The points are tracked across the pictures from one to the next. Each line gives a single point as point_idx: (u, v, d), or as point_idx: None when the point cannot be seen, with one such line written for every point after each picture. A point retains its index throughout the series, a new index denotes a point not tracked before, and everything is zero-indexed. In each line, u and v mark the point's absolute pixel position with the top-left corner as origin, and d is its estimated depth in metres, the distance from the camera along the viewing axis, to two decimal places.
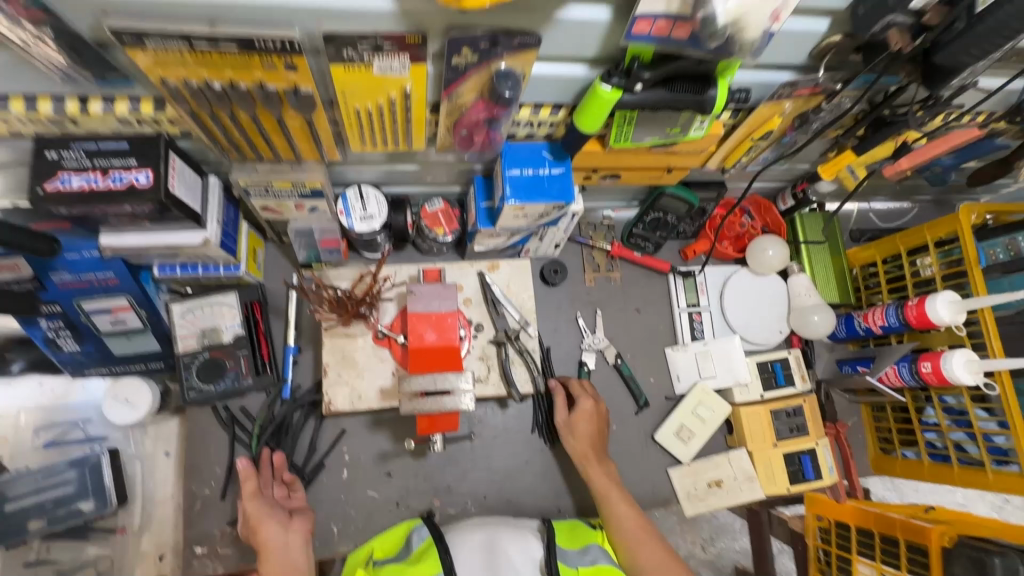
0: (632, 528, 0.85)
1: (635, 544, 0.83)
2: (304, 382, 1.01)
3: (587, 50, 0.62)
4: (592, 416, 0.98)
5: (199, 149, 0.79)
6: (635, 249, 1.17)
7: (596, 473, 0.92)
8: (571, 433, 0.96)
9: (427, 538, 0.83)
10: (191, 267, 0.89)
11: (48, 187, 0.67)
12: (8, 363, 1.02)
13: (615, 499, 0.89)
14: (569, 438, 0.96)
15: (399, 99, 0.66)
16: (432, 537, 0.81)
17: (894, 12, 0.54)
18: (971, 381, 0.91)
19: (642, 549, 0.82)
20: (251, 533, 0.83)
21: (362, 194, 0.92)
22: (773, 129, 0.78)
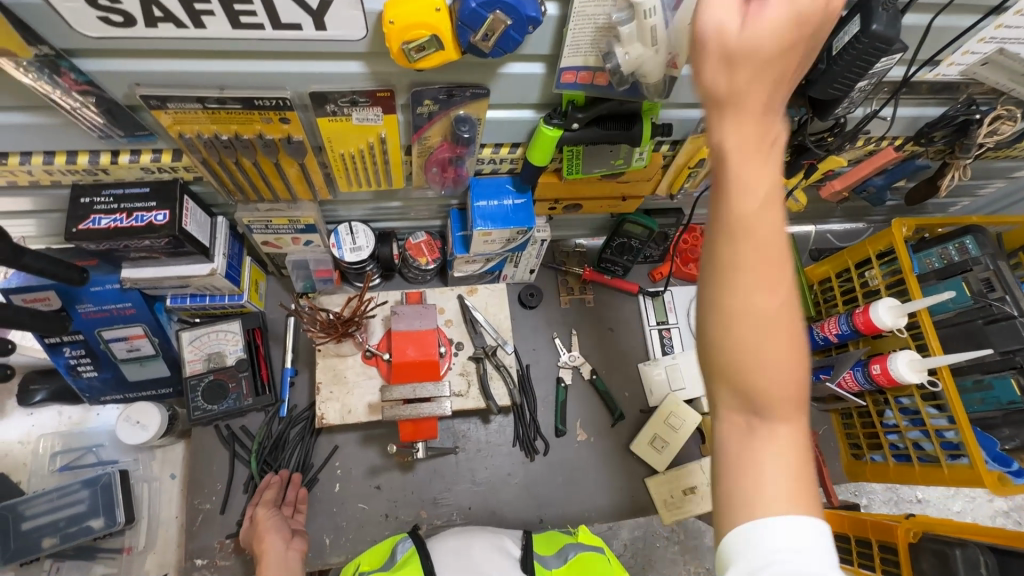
0: (761, 274, 0.44)
1: (744, 313, 0.44)
2: (300, 402, 1.09)
3: (530, 97, 0.75)
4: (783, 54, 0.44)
5: (208, 193, 0.91)
6: (605, 273, 1.27)
7: (738, 165, 0.45)
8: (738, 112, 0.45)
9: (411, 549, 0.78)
10: (200, 297, 1.00)
11: (82, 227, 0.79)
12: (31, 393, 1.11)
13: (748, 282, 0.44)
14: None
15: (377, 144, 0.78)
16: (415, 544, 0.78)
17: None
18: (915, 379, 0.98)
19: (758, 310, 0.44)
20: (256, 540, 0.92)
21: (351, 228, 1.04)
22: (705, 157, 0.90)
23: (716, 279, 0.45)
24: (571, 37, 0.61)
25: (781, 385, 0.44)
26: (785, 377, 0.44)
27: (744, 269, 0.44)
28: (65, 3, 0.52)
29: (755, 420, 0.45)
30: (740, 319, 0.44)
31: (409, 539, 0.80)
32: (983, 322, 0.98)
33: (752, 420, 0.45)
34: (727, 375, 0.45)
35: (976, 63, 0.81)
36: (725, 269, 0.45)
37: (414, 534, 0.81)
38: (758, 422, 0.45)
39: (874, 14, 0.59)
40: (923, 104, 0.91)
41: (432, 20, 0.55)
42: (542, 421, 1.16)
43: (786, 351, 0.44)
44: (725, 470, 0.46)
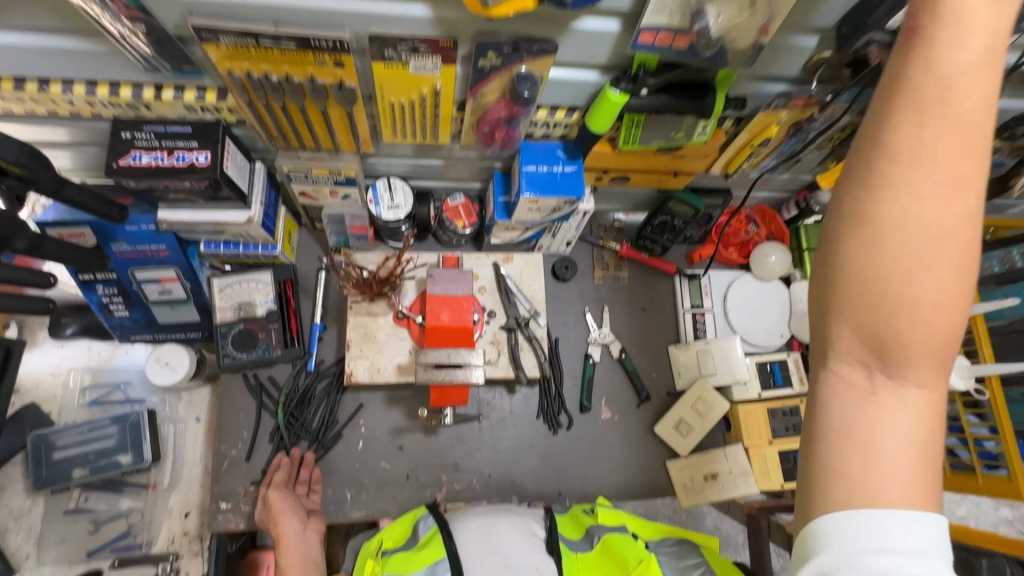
0: (939, 243, 0.38)
1: (912, 284, 0.38)
2: (328, 357, 1.09)
3: (598, 58, 0.70)
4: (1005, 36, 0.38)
5: (249, 137, 0.88)
6: (643, 251, 1.23)
7: (942, 118, 0.37)
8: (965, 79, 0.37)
9: (433, 526, 0.82)
10: (234, 245, 0.99)
11: (122, 163, 0.76)
12: (62, 326, 1.12)
13: (920, 250, 0.38)
14: None
15: (430, 95, 0.74)
16: (438, 524, 0.81)
17: (871, 30, 0.61)
18: (962, 387, 0.94)
19: (929, 285, 0.38)
20: (270, 519, 0.94)
21: (390, 185, 1.01)
22: (771, 136, 0.84)
23: (858, 233, 0.39)
24: None
25: (929, 374, 0.39)
26: (931, 371, 0.39)
27: (922, 231, 0.38)
28: None
29: (883, 389, 0.40)
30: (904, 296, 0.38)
31: (431, 516, 0.84)
32: None
33: (880, 394, 0.40)
34: (864, 349, 0.40)
35: None
36: (900, 232, 0.38)
37: (436, 512, 0.84)
38: (890, 400, 0.40)
39: None
40: (1015, 95, 0.84)
41: None
42: (567, 396, 1.15)
43: (946, 336, 0.39)
44: (832, 436, 0.41)
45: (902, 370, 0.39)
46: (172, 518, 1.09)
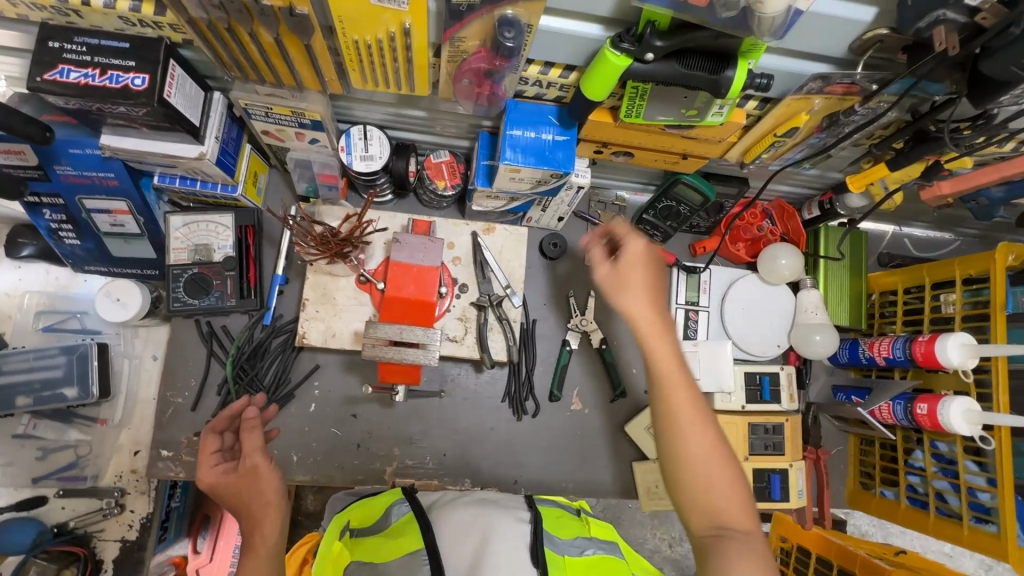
0: (676, 401, 0.60)
1: (678, 434, 0.59)
2: (287, 312, 1.02)
3: (599, 9, 0.58)
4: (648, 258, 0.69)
5: (203, 62, 0.77)
6: (641, 236, 1.13)
7: (656, 340, 0.64)
8: (626, 288, 0.67)
9: (406, 514, 0.69)
10: (190, 181, 0.90)
11: (48, 77, 0.67)
12: (18, 247, 1.06)
13: (684, 436, 0.59)
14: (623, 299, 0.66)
15: (398, 36, 0.63)
16: (413, 512, 0.69)
17: (944, 6, 0.47)
18: (966, 432, 0.85)
19: (687, 430, 0.59)
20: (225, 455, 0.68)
21: (366, 133, 0.90)
22: (799, 126, 0.72)
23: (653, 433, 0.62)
24: None
25: (723, 481, 0.58)
26: (723, 476, 0.58)
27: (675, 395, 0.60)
28: None
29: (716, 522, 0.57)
30: (694, 477, 0.58)
31: (408, 503, 0.71)
32: None
33: (717, 530, 0.57)
34: (690, 509, 0.58)
35: None
36: (661, 408, 0.61)
37: (411, 499, 0.72)
38: (725, 524, 0.57)
39: None
40: None
41: None
42: (538, 382, 1.08)
43: (714, 456, 0.58)
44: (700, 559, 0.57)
45: (707, 499, 0.58)
46: (121, 455, 1.07)
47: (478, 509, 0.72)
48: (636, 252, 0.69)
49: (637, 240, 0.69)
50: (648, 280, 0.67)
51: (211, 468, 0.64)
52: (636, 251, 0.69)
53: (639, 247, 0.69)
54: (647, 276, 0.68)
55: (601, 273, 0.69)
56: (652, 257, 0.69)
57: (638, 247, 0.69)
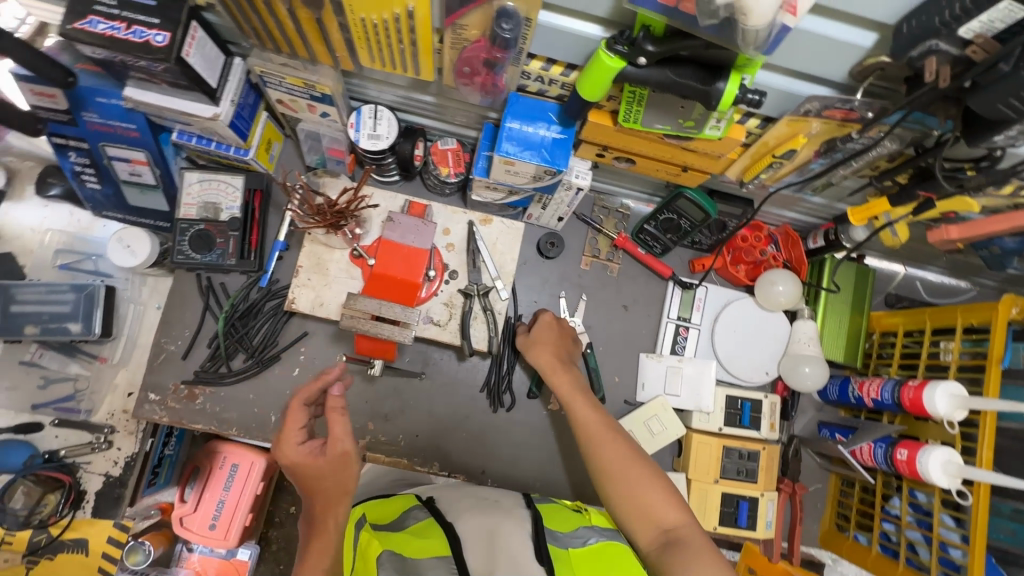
0: (586, 426, 0.83)
1: (599, 459, 0.79)
2: (284, 278, 1.05)
3: (596, 8, 0.59)
4: (553, 323, 0.99)
5: (226, 27, 0.81)
6: (641, 246, 1.12)
7: (567, 391, 0.89)
8: (539, 344, 0.96)
9: (426, 518, 0.70)
10: (206, 140, 0.94)
11: (77, 26, 0.71)
12: (48, 186, 1.13)
13: (603, 452, 0.79)
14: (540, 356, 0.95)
15: (403, 17, 0.65)
16: (433, 516, 0.69)
17: (935, 36, 0.47)
18: (944, 484, 0.82)
19: (600, 451, 0.79)
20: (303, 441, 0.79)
21: (376, 112, 0.93)
22: (797, 148, 0.71)
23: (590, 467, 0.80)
24: None
25: (645, 484, 0.74)
26: (641, 478, 0.75)
27: (586, 429, 0.82)
28: None
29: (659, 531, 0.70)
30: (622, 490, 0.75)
31: (425, 510, 0.72)
32: None
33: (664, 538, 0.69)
34: (635, 522, 0.72)
35: None
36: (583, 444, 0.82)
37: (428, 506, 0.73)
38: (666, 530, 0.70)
39: None
40: None
41: None
42: (518, 377, 1.09)
43: (625, 461, 0.77)
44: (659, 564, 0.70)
45: (640, 504, 0.73)
46: (115, 395, 1.12)
47: (486, 518, 0.71)
48: (546, 318, 1.00)
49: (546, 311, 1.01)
50: (554, 335, 0.98)
51: (299, 445, 0.79)
52: (546, 323, 1.00)
53: (548, 318, 1.00)
54: (554, 335, 0.98)
55: (524, 344, 0.98)
56: (557, 324, 1.00)
57: (546, 324, 1.00)
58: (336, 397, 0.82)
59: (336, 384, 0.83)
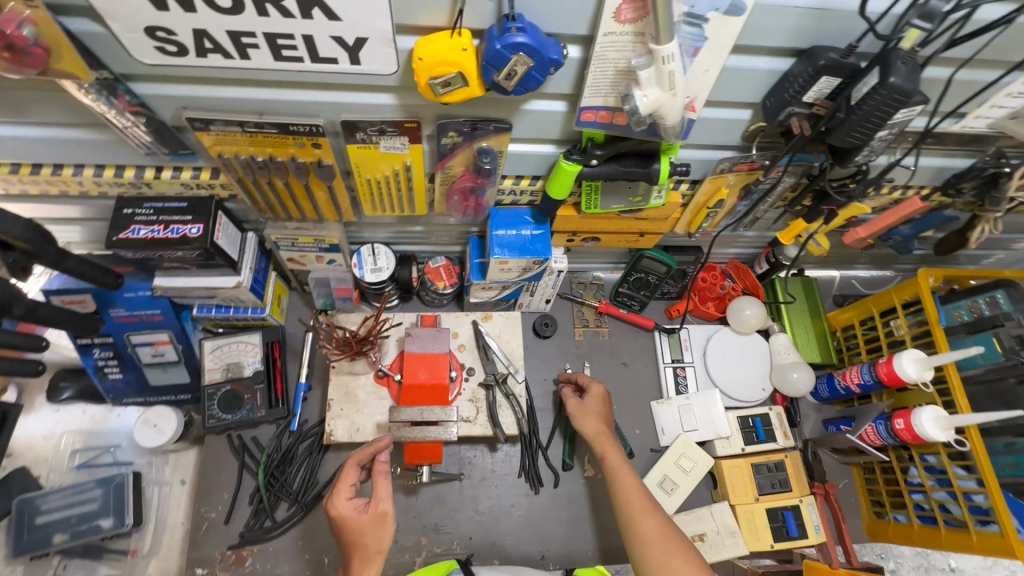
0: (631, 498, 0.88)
1: (640, 527, 0.84)
2: (312, 417, 1.11)
3: (550, 132, 0.77)
4: (602, 395, 1.05)
5: (242, 210, 0.96)
6: (622, 307, 1.27)
7: (613, 461, 0.94)
8: (585, 413, 1.02)
9: None
10: (225, 308, 1.04)
11: (121, 236, 0.83)
12: (59, 389, 1.14)
13: (648, 525, 0.84)
14: (582, 422, 1.01)
15: (402, 170, 0.81)
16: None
17: (790, 105, 0.68)
18: (942, 438, 0.93)
19: (641, 521, 0.84)
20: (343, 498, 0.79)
21: (374, 250, 1.07)
22: (723, 197, 0.91)
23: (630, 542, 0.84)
24: (592, 79, 0.64)
25: (681, 563, 0.79)
26: (678, 556, 0.80)
27: (630, 498, 0.87)
28: (128, 33, 0.56)
29: None
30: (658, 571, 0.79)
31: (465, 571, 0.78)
32: (1016, 380, 0.93)
33: None
34: None
35: (1004, 116, 0.80)
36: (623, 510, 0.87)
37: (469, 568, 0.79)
38: None
39: (893, 66, 0.60)
40: (951, 156, 0.90)
41: (458, 59, 0.58)
42: (549, 453, 1.14)
43: (667, 537, 0.82)
44: None
45: None
46: None
47: None
48: (594, 389, 1.06)
49: (597, 384, 1.06)
50: (599, 403, 1.04)
51: (347, 501, 0.78)
52: (596, 392, 1.05)
53: (597, 388, 1.06)
54: (600, 404, 1.03)
55: (573, 403, 1.04)
56: (605, 396, 1.05)
57: (592, 394, 1.05)
58: (381, 463, 0.82)
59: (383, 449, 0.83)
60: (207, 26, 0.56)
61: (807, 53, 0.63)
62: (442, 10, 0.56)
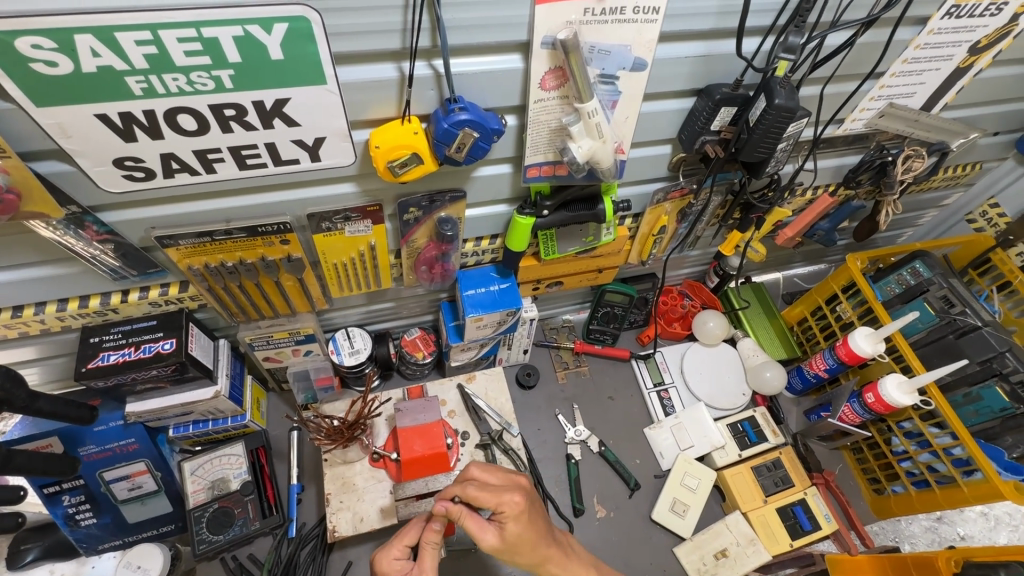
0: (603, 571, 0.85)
1: None
2: (309, 519, 1.08)
3: (502, 193, 0.84)
4: (522, 515, 0.73)
5: (212, 318, 0.96)
6: (596, 343, 1.32)
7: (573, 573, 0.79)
8: (517, 552, 0.74)
9: None
10: (202, 423, 1.02)
11: (91, 365, 0.81)
12: (21, 553, 1.03)
13: None
14: (512, 557, 0.75)
15: (369, 251, 0.86)
16: None
17: (701, 134, 0.78)
18: (909, 401, 1.00)
19: None
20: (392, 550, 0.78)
21: (349, 334, 1.08)
22: (665, 224, 1.00)
23: None
24: (531, 141, 0.73)
25: None
26: None
27: None
28: (98, 167, 0.60)
29: None
30: None
31: None
32: (955, 336, 1.04)
33: None
34: None
35: (875, 116, 0.94)
36: None
37: None
38: None
39: (775, 91, 0.71)
40: (842, 155, 1.04)
41: (411, 141, 0.65)
42: (558, 502, 1.13)
43: None
44: None
45: None
46: None
47: None
48: (511, 515, 0.73)
49: (511, 501, 0.73)
50: (522, 526, 0.73)
51: (395, 562, 0.77)
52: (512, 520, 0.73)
53: (515, 509, 0.73)
54: (524, 530, 0.73)
55: (493, 543, 0.73)
56: (526, 513, 0.74)
57: (512, 526, 0.73)
58: (435, 531, 0.76)
59: (436, 517, 0.76)
60: (174, 149, 0.61)
61: (704, 91, 0.74)
62: (391, 103, 0.63)
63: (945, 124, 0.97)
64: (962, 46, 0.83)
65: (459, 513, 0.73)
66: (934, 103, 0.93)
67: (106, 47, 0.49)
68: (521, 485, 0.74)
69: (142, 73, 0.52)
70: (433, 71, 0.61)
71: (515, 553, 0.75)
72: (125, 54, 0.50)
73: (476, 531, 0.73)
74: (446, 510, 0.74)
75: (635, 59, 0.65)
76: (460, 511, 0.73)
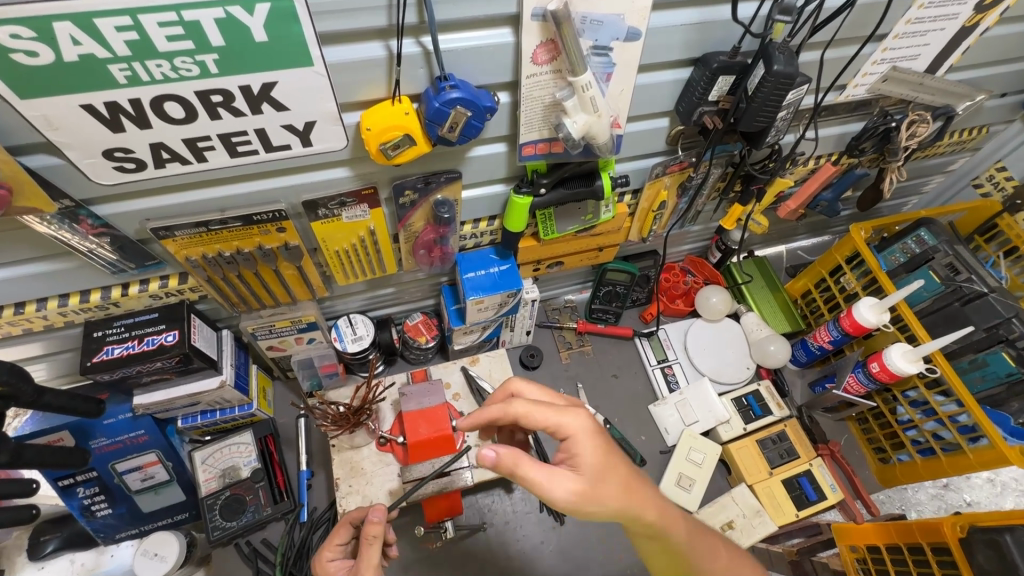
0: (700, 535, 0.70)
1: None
2: (320, 504, 1.09)
3: (498, 173, 0.83)
4: (596, 433, 0.61)
5: (213, 309, 0.96)
6: (599, 322, 1.31)
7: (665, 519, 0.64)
8: (604, 485, 0.60)
9: None
10: (210, 413, 1.03)
11: (96, 359, 0.82)
12: (42, 544, 1.05)
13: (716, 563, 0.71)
14: (598, 507, 0.59)
15: (366, 236, 0.85)
16: None
17: (700, 105, 0.76)
18: (914, 370, 1.00)
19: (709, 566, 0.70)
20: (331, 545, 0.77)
21: (351, 321, 1.09)
22: (664, 199, 0.99)
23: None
24: (524, 117, 0.71)
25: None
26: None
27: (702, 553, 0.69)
28: (88, 159, 0.59)
29: None
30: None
31: None
32: (960, 303, 1.03)
33: None
34: None
35: (877, 81, 0.92)
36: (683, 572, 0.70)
37: None
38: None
39: (773, 57, 0.69)
40: (845, 122, 1.02)
41: (403, 122, 0.64)
42: None
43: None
44: None
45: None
46: None
47: None
48: (581, 441, 0.61)
49: (575, 417, 0.62)
50: (598, 454, 0.60)
51: (331, 562, 0.75)
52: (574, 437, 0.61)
53: (582, 426, 0.62)
54: (601, 456, 0.61)
55: (567, 486, 0.59)
56: (599, 432, 0.62)
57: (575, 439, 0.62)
58: (374, 523, 0.70)
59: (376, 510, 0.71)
60: (164, 138, 0.60)
61: (701, 61, 0.73)
62: (381, 83, 0.62)
63: (951, 86, 0.95)
64: (967, 4, 0.80)
65: (513, 458, 0.60)
66: (939, 64, 0.91)
67: (86, 34, 0.48)
68: (583, 405, 0.64)
69: (124, 60, 0.51)
70: (421, 48, 0.60)
71: (594, 499, 0.59)
72: (106, 42, 0.49)
73: (539, 471, 0.59)
74: (494, 463, 0.60)
75: (629, 29, 0.63)
76: (514, 454, 0.59)
